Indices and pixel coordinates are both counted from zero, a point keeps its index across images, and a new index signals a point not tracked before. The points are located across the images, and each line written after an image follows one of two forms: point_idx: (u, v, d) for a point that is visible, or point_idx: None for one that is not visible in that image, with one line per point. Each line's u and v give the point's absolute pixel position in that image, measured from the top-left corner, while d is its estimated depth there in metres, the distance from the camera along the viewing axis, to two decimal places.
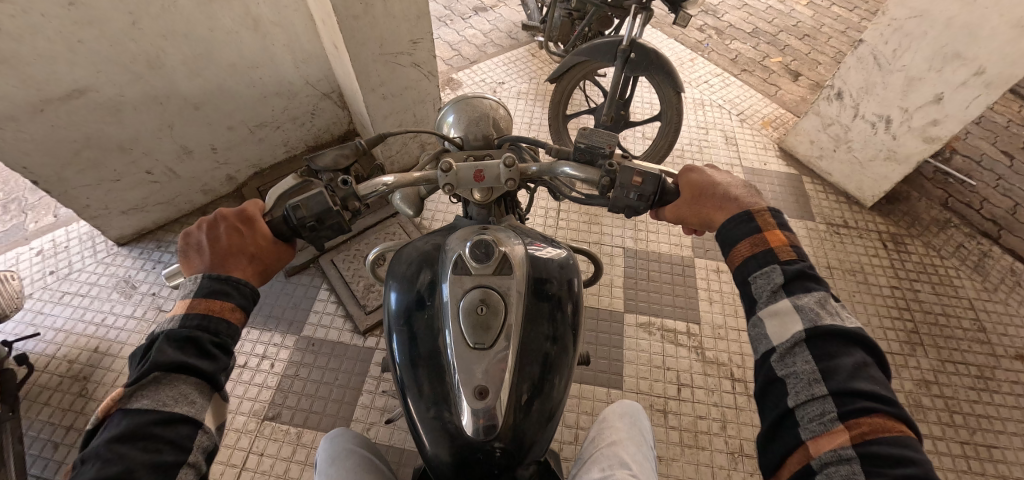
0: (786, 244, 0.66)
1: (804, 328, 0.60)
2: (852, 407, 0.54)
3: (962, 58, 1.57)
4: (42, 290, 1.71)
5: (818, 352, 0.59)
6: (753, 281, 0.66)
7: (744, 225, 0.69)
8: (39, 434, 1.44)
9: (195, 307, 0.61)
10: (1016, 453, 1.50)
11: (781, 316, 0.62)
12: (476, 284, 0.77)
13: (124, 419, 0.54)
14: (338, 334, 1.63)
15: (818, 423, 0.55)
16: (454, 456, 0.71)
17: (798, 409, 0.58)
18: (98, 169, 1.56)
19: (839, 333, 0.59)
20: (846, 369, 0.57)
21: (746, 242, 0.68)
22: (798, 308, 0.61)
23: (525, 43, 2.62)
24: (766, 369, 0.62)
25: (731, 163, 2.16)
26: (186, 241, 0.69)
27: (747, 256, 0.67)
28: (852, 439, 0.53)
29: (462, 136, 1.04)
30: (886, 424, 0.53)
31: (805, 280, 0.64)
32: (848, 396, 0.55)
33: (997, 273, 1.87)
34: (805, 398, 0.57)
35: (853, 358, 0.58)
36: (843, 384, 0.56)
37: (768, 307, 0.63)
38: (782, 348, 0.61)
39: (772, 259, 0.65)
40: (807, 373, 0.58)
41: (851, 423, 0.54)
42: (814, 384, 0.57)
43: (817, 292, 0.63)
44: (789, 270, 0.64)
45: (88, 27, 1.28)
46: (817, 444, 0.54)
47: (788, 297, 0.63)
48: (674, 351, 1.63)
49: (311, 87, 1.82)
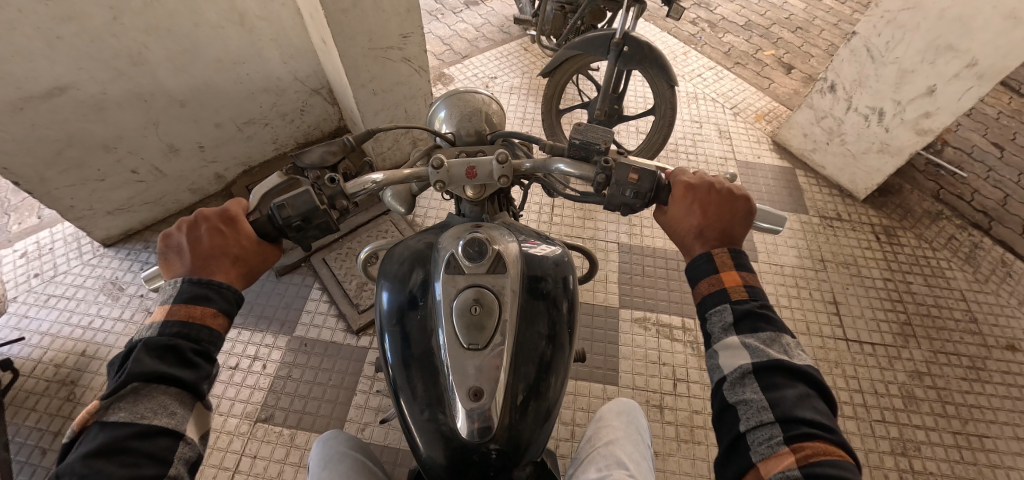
0: (742, 285, 0.66)
1: (752, 360, 0.60)
2: (796, 432, 0.54)
3: (954, 50, 1.57)
4: (27, 294, 1.67)
5: (766, 382, 0.59)
6: (708, 319, 0.66)
7: (701, 267, 0.69)
8: (25, 441, 1.41)
9: (174, 314, 0.59)
10: (1008, 442, 1.52)
11: (731, 348, 0.62)
12: (470, 284, 0.76)
13: (101, 432, 0.52)
14: (331, 333, 1.61)
15: (767, 446, 0.55)
16: (449, 458, 0.70)
17: (749, 434, 0.57)
18: (81, 168, 1.52)
19: (786, 365, 0.59)
20: (791, 398, 0.57)
21: (703, 281, 0.68)
22: (746, 345, 0.61)
23: (517, 37, 2.60)
24: (719, 397, 0.62)
25: (725, 156, 2.16)
26: (165, 243, 0.67)
27: (703, 295, 0.67)
28: (798, 461, 0.52)
29: (454, 132, 1.02)
30: (828, 448, 0.53)
31: (754, 320, 0.63)
32: (793, 423, 0.55)
33: (988, 264, 1.88)
34: (755, 423, 0.57)
35: (798, 390, 0.57)
36: (788, 412, 0.56)
37: (721, 341, 0.64)
38: (732, 377, 0.61)
39: (723, 298, 0.65)
40: (755, 401, 0.58)
41: (796, 446, 0.53)
42: (761, 410, 0.57)
43: (766, 331, 0.62)
44: (738, 310, 0.64)
45: (68, 23, 1.24)
46: (766, 466, 0.54)
47: (737, 335, 0.63)
48: (670, 346, 1.63)
49: (299, 83, 1.79)
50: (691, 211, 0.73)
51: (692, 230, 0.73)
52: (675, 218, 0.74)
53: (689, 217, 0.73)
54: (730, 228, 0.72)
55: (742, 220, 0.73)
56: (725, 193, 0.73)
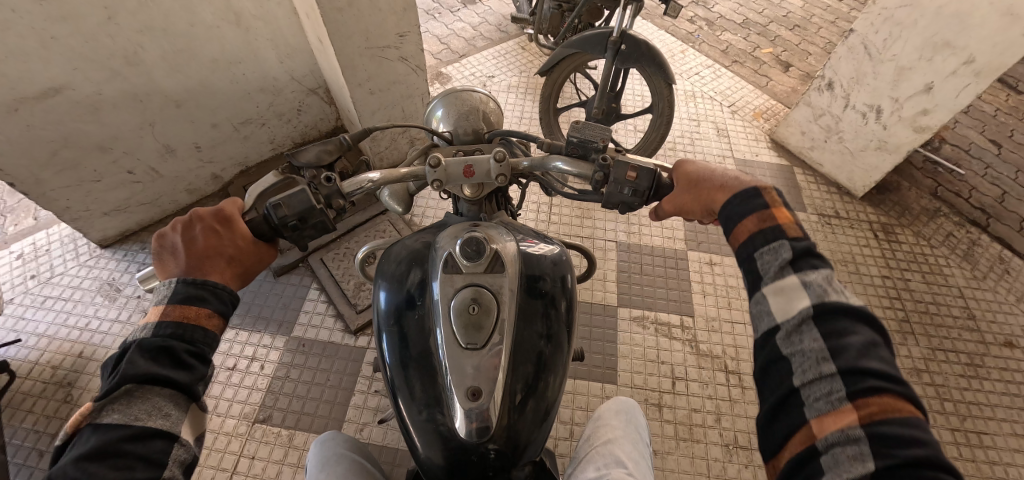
0: (793, 222, 0.65)
1: (813, 304, 0.58)
2: (861, 386, 0.52)
3: (951, 47, 1.57)
4: (23, 295, 1.67)
5: (828, 329, 0.56)
6: (759, 258, 0.63)
7: (752, 201, 0.67)
8: (22, 443, 1.40)
9: (168, 315, 0.58)
10: (1006, 439, 1.52)
11: (786, 293, 0.60)
12: (468, 283, 0.75)
13: (94, 435, 0.52)
14: (329, 333, 1.60)
15: (825, 401, 0.53)
16: (447, 459, 0.69)
17: (804, 388, 0.55)
18: (77, 169, 1.51)
19: (848, 311, 0.57)
20: (855, 348, 0.54)
21: (753, 217, 0.65)
22: (805, 285, 0.59)
23: (514, 36, 2.59)
24: (769, 348, 0.60)
25: (722, 155, 2.16)
26: (159, 242, 0.66)
27: (755, 231, 0.65)
28: (860, 418, 0.50)
29: (451, 130, 1.02)
30: (894, 404, 0.51)
31: (811, 258, 0.62)
32: (857, 375, 0.53)
33: (986, 261, 1.89)
34: (812, 376, 0.55)
35: (861, 338, 0.55)
36: (851, 363, 0.53)
37: (774, 283, 0.61)
38: (788, 326, 0.58)
39: (780, 234, 0.63)
40: (814, 351, 0.56)
41: (859, 402, 0.51)
42: (821, 362, 0.54)
43: (825, 270, 0.60)
44: (798, 247, 0.62)
45: (62, 23, 1.24)
46: (823, 422, 0.52)
47: (796, 274, 0.60)
48: (668, 344, 1.62)
49: (296, 83, 1.78)
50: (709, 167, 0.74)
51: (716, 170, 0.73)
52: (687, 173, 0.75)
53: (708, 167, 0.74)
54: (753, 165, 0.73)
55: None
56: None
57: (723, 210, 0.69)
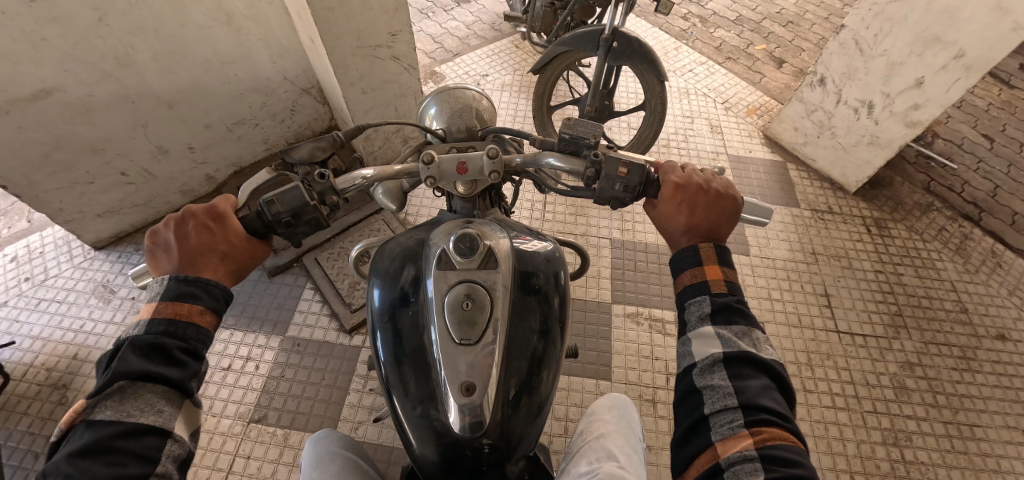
0: (723, 279, 0.68)
1: (725, 350, 0.62)
2: (756, 417, 0.57)
3: (942, 42, 1.57)
4: (18, 298, 1.67)
5: (734, 371, 0.61)
6: (686, 307, 0.68)
7: (686, 258, 0.70)
8: (17, 445, 1.40)
9: (161, 312, 0.59)
10: (998, 431, 1.53)
11: (706, 337, 0.63)
12: (462, 279, 0.75)
13: (87, 431, 0.52)
14: (324, 333, 1.61)
15: (728, 428, 0.57)
16: (441, 454, 0.70)
17: (712, 416, 0.59)
18: (70, 171, 1.51)
19: (754, 358, 0.61)
20: (755, 388, 0.59)
21: (687, 272, 0.69)
22: (720, 336, 0.63)
23: (508, 35, 2.59)
24: (687, 382, 0.64)
25: (716, 151, 2.16)
26: (152, 240, 0.67)
27: (686, 285, 0.69)
28: (755, 443, 0.55)
29: (444, 128, 1.02)
30: (782, 434, 0.56)
31: (730, 312, 0.65)
32: (754, 409, 0.57)
33: (978, 255, 1.90)
34: (719, 408, 0.59)
35: (761, 380, 0.60)
36: (751, 398, 0.58)
37: (696, 330, 0.65)
38: (703, 363, 0.62)
39: (704, 290, 0.67)
40: (721, 388, 0.60)
41: (755, 430, 0.56)
42: (727, 397, 0.59)
43: (739, 325, 0.64)
44: (717, 303, 0.65)
45: (52, 24, 1.24)
46: (725, 446, 0.56)
47: (713, 325, 0.64)
48: (662, 341, 1.63)
49: (289, 83, 1.78)
50: (680, 210, 0.73)
51: (680, 228, 0.73)
52: (664, 217, 0.74)
53: (677, 216, 0.73)
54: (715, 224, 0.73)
55: (729, 216, 0.73)
56: (715, 193, 0.73)
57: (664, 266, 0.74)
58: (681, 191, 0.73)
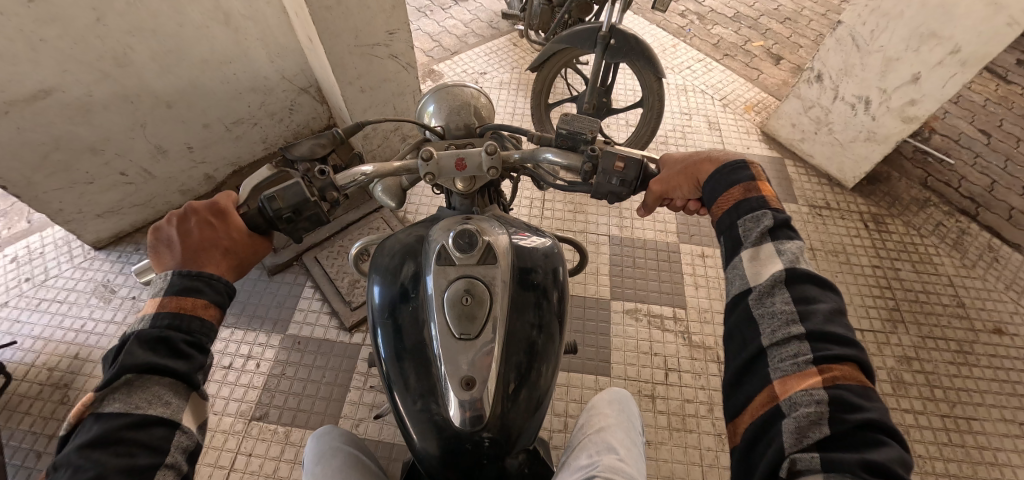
0: (774, 197, 0.70)
1: (785, 268, 0.63)
2: (825, 352, 0.56)
3: (938, 37, 1.58)
4: (18, 298, 1.67)
5: (797, 294, 0.61)
6: (739, 225, 0.68)
7: (740, 171, 0.71)
8: (19, 444, 1.41)
9: (165, 307, 0.59)
10: (995, 424, 1.54)
11: (764, 256, 0.65)
12: (461, 274, 0.76)
13: (97, 423, 0.53)
14: (324, 331, 1.61)
15: (790, 363, 0.57)
16: (441, 448, 0.71)
17: (772, 348, 0.59)
18: (69, 171, 1.51)
19: (814, 278, 0.63)
20: (821, 314, 0.59)
21: (741, 185, 0.70)
22: (781, 251, 0.64)
23: (506, 32, 2.60)
24: (742, 307, 0.65)
25: (713, 148, 2.17)
26: (154, 235, 0.67)
27: (740, 199, 0.69)
28: (822, 380, 0.54)
29: (443, 125, 1.03)
30: (852, 371, 0.55)
31: (788, 230, 0.67)
32: (821, 342, 0.57)
33: (975, 249, 1.90)
34: (782, 337, 0.59)
35: (827, 306, 0.60)
36: (817, 327, 0.58)
37: (754, 247, 0.66)
38: (763, 288, 0.63)
39: (763, 204, 0.68)
40: (783, 314, 0.60)
41: (822, 366, 0.56)
42: (790, 324, 0.59)
43: (798, 242, 0.66)
44: (778, 218, 0.67)
45: (50, 25, 1.24)
46: (789, 380, 0.56)
47: (773, 242, 0.65)
48: (661, 337, 1.64)
49: (287, 82, 1.78)
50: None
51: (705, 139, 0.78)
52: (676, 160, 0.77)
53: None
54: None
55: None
56: None
57: (713, 177, 0.73)
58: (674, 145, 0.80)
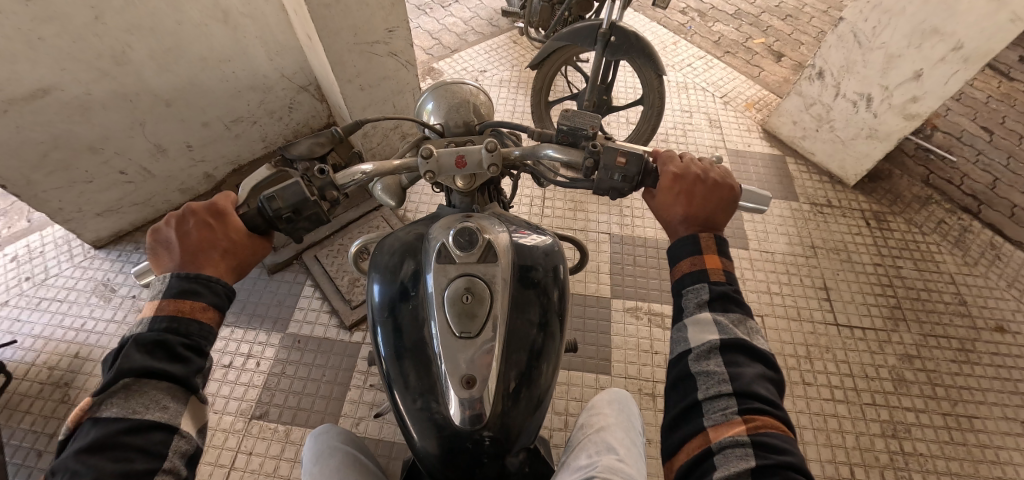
0: (722, 269, 0.68)
1: (721, 336, 0.63)
2: (750, 405, 0.57)
3: (940, 34, 1.57)
4: (18, 297, 1.67)
5: (729, 357, 0.61)
6: (683, 294, 0.68)
7: (687, 245, 0.70)
8: (21, 443, 1.41)
9: (163, 310, 0.59)
10: (997, 422, 1.54)
11: (701, 324, 0.64)
12: (461, 273, 0.76)
13: (94, 428, 0.53)
14: (324, 329, 1.61)
15: (721, 414, 0.58)
16: (441, 447, 0.70)
17: (705, 402, 0.60)
18: (68, 170, 1.51)
19: (747, 345, 0.62)
20: (748, 375, 0.60)
21: (687, 259, 0.69)
22: (716, 321, 0.64)
23: (505, 30, 2.59)
24: (681, 367, 0.65)
25: (715, 145, 2.16)
26: (155, 238, 0.67)
27: (685, 272, 0.69)
28: (747, 429, 0.56)
29: (442, 123, 1.02)
30: (773, 422, 0.57)
31: (727, 301, 0.66)
32: (747, 397, 0.58)
33: (977, 247, 1.89)
34: (713, 393, 0.60)
35: (755, 368, 0.61)
36: (745, 384, 0.59)
37: (692, 316, 0.66)
38: (698, 350, 0.63)
39: (702, 278, 0.67)
40: (716, 373, 0.61)
41: (749, 416, 0.57)
42: (722, 383, 0.60)
43: (734, 313, 0.66)
44: (716, 291, 0.66)
45: (48, 23, 1.24)
46: (717, 431, 0.57)
47: (710, 312, 0.65)
48: (661, 335, 1.64)
49: (287, 80, 1.78)
50: (677, 200, 0.74)
51: (676, 218, 0.74)
52: (661, 209, 0.75)
53: (674, 206, 0.74)
54: (708, 211, 0.73)
55: (725, 207, 0.74)
56: (712, 184, 0.73)
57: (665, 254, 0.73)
58: (678, 182, 0.73)
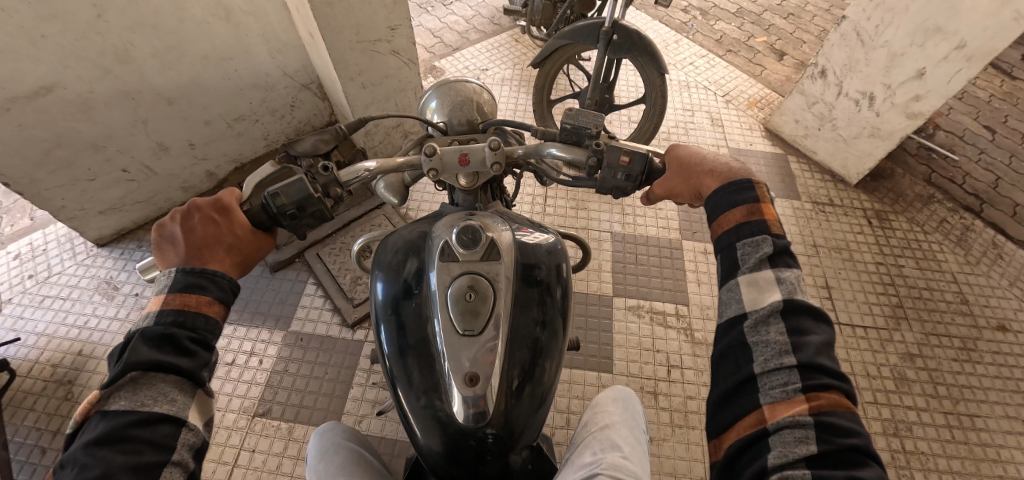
0: (777, 219, 0.68)
1: (784, 298, 0.62)
2: (814, 382, 0.57)
3: (943, 32, 1.56)
4: (21, 295, 1.67)
5: (792, 325, 0.61)
6: (739, 247, 0.67)
7: (744, 192, 0.69)
8: (25, 440, 1.42)
9: (169, 304, 0.59)
10: (999, 421, 1.54)
11: (761, 284, 0.64)
12: (464, 271, 0.76)
13: (102, 421, 0.54)
14: (326, 327, 1.62)
15: (781, 391, 0.57)
16: (445, 445, 0.70)
17: (762, 376, 0.59)
18: (71, 168, 1.51)
19: (809, 311, 0.62)
20: (813, 346, 0.59)
21: (743, 208, 0.68)
22: (779, 279, 0.64)
23: (507, 28, 2.59)
24: (736, 334, 0.64)
25: (717, 143, 2.16)
26: (158, 233, 0.67)
27: (742, 220, 0.68)
28: (811, 408, 0.55)
29: (445, 122, 1.02)
30: (839, 399, 0.56)
31: (786, 256, 0.66)
32: (812, 372, 0.58)
33: (980, 246, 1.90)
34: (774, 365, 0.59)
35: (820, 337, 0.60)
36: (809, 357, 0.58)
37: (751, 272, 0.65)
38: (758, 316, 0.63)
39: (763, 229, 0.67)
40: (777, 343, 0.60)
41: (812, 395, 0.56)
42: (783, 354, 0.59)
43: (795, 270, 0.65)
44: (778, 244, 0.66)
45: (52, 21, 1.24)
46: (777, 408, 0.56)
47: (772, 268, 0.65)
48: (663, 334, 1.64)
49: (289, 78, 1.78)
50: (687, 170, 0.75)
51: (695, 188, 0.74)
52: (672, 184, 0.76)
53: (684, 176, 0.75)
54: (742, 156, 0.77)
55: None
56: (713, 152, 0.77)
57: (712, 194, 0.72)
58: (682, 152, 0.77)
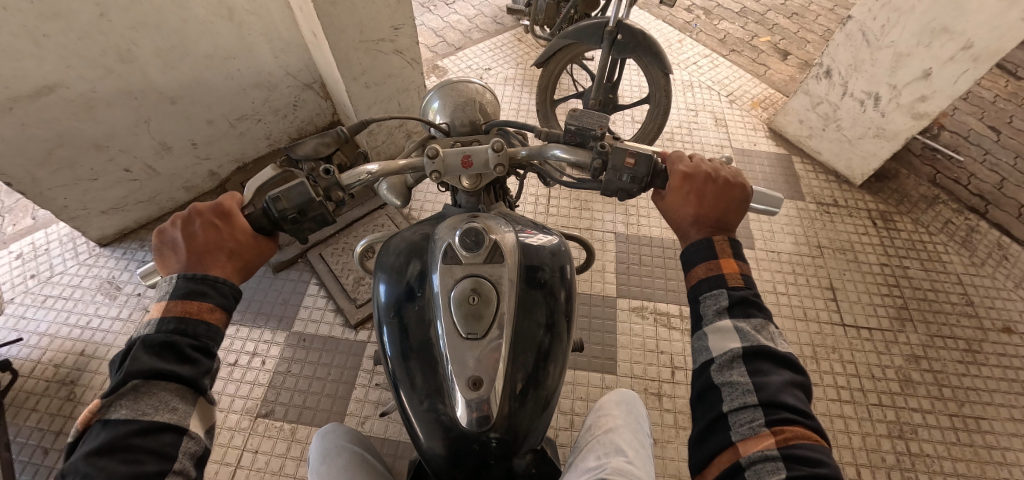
0: (739, 273, 0.67)
1: (742, 344, 0.62)
2: (778, 416, 0.57)
3: (950, 32, 1.55)
4: (24, 295, 1.67)
5: (753, 366, 0.61)
6: (701, 302, 0.67)
7: (699, 250, 0.69)
8: (27, 440, 1.41)
9: (170, 311, 0.59)
10: (1004, 423, 1.53)
11: (722, 332, 0.63)
12: (467, 273, 0.75)
13: (104, 430, 0.53)
14: (329, 328, 1.61)
15: (748, 427, 0.57)
16: (447, 449, 0.70)
17: (731, 414, 0.59)
18: (74, 168, 1.51)
19: (772, 353, 0.62)
20: (775, 384, 0.59)
21: (701, 265, 0.68)
22: (737, 329, 0.63)
23: (510, 28, 2.57)
24: (704, 379, 0.64)
25: (720, 143, 2.16)
26: (160, 239, 0.67)
27: (701, 278, 0.68)
28: (777, 443, 0.55)
29: (448, 122, 1.01)
30: (805, 432, 0.56)
31: (747, 306, 0.65)
32: (775, 408, 0.57)
33: (985, 247, 1.89)
34: (739, 405, 0.59)
35: (782, 376, 0.60)
36: (771, 396, 0.58)
37: (712, 324, 0.65)
38: (721, 359, 0.62)
39: (721, 284, 0.66)
40: (740, 384, 0.60)
41: (777, 429, 0.56)
42: (746, 394, 0.59)
43: (756, 318, 0.64)
44: (734, 296, 0.65)
45: (54, 21, 1.23)
46: (746, 445, 0.56)
47: (730, 319, 0.64)
48: (667, 335, 1.63)
49: (292, 78, 1.78)
50: (687, 200, 0.73)
51: (687, 218, 0.73)
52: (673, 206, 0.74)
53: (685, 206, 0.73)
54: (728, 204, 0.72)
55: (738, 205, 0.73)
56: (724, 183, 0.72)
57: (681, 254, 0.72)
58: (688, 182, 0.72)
